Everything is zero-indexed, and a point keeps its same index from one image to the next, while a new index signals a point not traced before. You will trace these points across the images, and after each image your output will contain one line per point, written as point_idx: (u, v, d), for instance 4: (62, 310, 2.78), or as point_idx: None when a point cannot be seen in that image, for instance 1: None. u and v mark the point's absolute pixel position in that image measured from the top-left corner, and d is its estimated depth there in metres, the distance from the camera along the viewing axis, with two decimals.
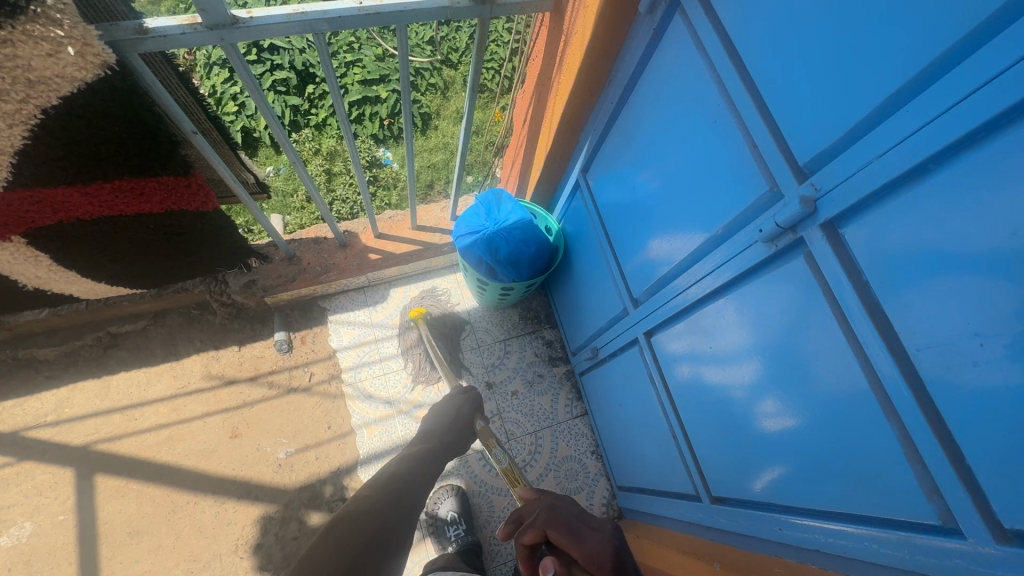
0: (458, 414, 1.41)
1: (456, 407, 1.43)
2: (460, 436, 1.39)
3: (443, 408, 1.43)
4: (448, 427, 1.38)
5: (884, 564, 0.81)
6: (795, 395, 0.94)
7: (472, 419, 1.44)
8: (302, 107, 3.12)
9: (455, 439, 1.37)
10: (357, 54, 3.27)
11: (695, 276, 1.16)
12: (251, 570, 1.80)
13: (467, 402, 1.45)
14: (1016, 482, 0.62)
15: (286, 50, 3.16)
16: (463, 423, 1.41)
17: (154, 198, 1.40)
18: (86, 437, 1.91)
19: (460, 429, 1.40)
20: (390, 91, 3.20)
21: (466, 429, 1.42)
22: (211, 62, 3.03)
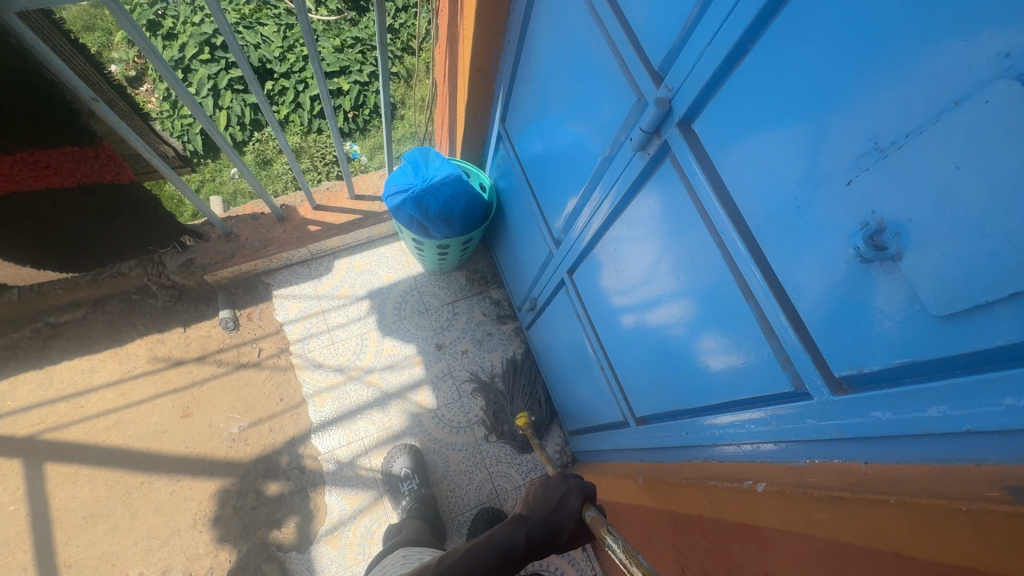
0: (561, 507, 1.01)
1: (564, 493, 1.03)
2: (555, 535, 0.99)
3: (548, 488, 1.05)
4: (538, 518, 0.99)
5: (762, 441, 0.88)
6: (684, 299, 0.99)
7: (582, 514, 1.01)
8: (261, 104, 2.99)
9: (550, 538, 0.98)
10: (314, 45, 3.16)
11: (598, 202, 1.21)
12: (210, 542, 1.82)
13: (574, 492, 1.02)
14: (837, 333, 0.68)
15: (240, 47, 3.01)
16: (569, 521, 1.00)
17: (62, 170, 1.40)
18: (31, 427, 1.90)
19: (555, 529, 0.99)
20: (351, 83, 3.11)
21: (569, 531, 1.00)
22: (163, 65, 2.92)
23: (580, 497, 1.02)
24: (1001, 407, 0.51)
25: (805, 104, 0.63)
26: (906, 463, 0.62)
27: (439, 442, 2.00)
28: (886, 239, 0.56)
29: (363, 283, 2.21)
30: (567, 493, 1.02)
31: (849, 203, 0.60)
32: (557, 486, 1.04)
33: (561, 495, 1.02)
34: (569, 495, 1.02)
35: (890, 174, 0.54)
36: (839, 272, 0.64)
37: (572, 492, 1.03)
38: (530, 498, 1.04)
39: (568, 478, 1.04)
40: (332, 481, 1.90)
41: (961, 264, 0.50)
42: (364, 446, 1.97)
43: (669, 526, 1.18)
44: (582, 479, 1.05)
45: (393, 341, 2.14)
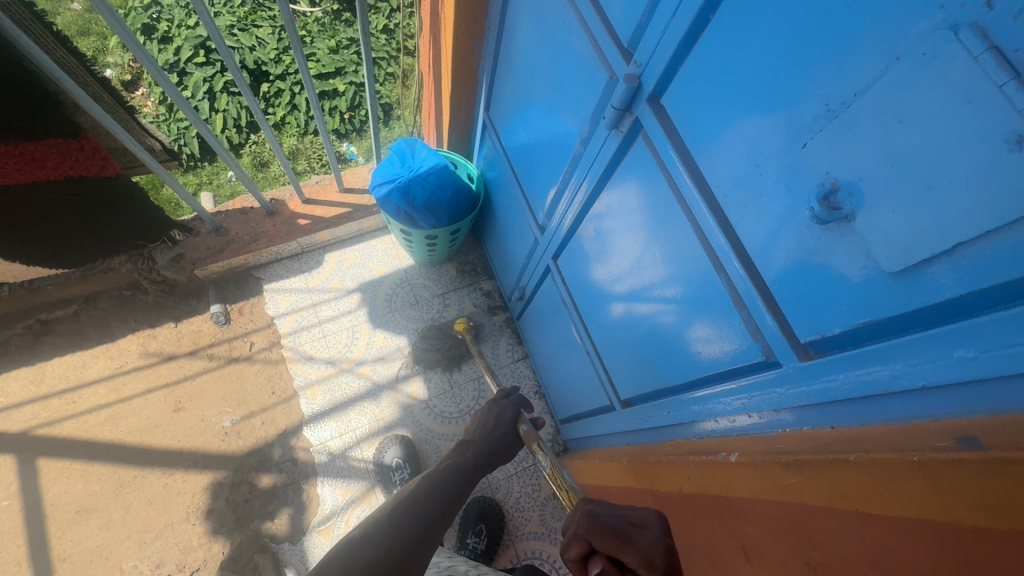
0: (499, 423, 1.29)
1: (499, 411, 1.32)
2: (501, 444, 1.25)
3: (486, 415, 1.31)
4: (487, 434, 1.26)
5: (738, 415, 0.89)
6: (662, 276, 1.00)
7: (517, 425, 1.30)
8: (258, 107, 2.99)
9: (496, 443, 1.25)
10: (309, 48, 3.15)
11: (580, 185, 1.22)
12: (204, 534, 1.83)
13: (511, 406, 1.32)
14: (801, 297, 0.69)
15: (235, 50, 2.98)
16: (507, 428, 1.29)
17: (47, 162, 1.41)
18: (24, 423, 1.91)
19: (500, 439, 1.26)
20: (347, 84, 3.09)
21: (509, 438, 1.28)
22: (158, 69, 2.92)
23: (513, 409, 1.31)
24: (953, 360, 0.52)
25: (763, 72, 0.64)
26: (869, 423, 0.63)
27: (430, 432, 2.01)
28: (841, 199, 0.57)
29: (354, 276, 2.22)
30: (502, 409, 1.32)
31: (806, 166, 0.61)
32: (493, 408, 1.32)
33: (497, 413, 1.31)
34: (505, 414, 1.30)
35: (842, 134, 0.55)
36: (801, 236, 0.65)
37: (505, 410, 1.31)
38: (474, 424, 1.30)
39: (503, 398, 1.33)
40: (324, 472, 1.91)
41: (909, 219, 0.51)
42: (356, 437, 1.97)
43: (653, 505, 1.19)
44: (514, 396, 1.35)
45: (383, 333, 2.15)
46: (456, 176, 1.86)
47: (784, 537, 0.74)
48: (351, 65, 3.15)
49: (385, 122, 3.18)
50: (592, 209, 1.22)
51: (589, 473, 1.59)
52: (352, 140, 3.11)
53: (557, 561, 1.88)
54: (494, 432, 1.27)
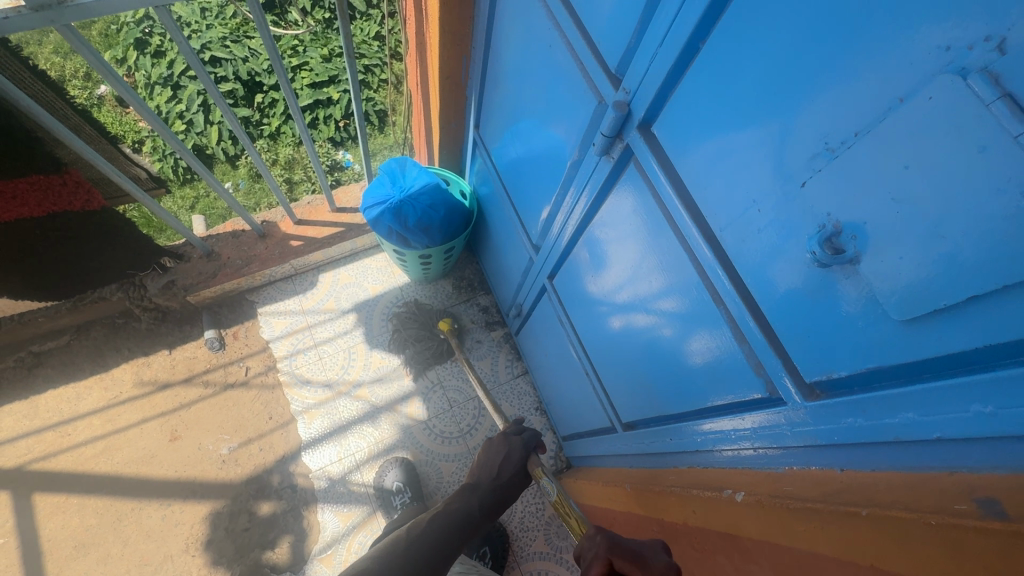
0: (506, 462, 1.24)
1: (508, 450, 1.26)
2: (504, 487, 1.20)
3: (494, 450, 1.28)
4: (492, 476, 1.21)
5: (743, 448, 0.86)
6: (661, 303, 0.97)
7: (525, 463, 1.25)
8: (253, 118, 2.97)
9: (501, 486, 1.20)
10: (303, 56, 3.13)
11: (573, 206, 1.19)
12: (204, 566, 1.80)
13: (519, 445, 1.26)
14: (804, 336, 0.66)
15: (228, 61, 2.95)
16: (515, 468, 1.24)
17: (29, 199, 1.38)
18: (19, 459, 1.88)
19: (506, 482, 1.21)
20: (342, 92, 3.08)
21: (518, 478, 1.23)
22: (152, 83, 2.91)
23: (522, 450, 1.25)
24: (969, 414, 0.49)
25: (756, 106, 0.61)
26: (881, 471, 0.60)
27: (431, 453, 1.98)
28: (843, 242, 0.54)
29: (349, 296, 2.19)
30: (511, 448, 1.26)
31: (805, 204, 0.58)
32: (502, 443, 1.28)
33: (507, 452, 1.25)
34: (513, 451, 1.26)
35: (842, 174, 0.52)
36: (803, 275, 0.62)
37: (515, 449, 1.26)
38: (481, 460, 1.26)
39: (512, 437, 1.27)
40: (324, 498, 1.88)
41: (919, 269, 0.47)
42: (356, 461, 1.94)
43: (658, 534, 1.16)
44: (524, 436, 1.28)
45: (381, 353, 2.12)
46: (449, 194, 1.84)
47: None
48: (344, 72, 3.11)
49: (379, 129, 3.16)
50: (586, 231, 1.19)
51: (593, 495, 1.56)
52: (348, 147, 3.09)
53: None
54: (502, 471, 1.22)
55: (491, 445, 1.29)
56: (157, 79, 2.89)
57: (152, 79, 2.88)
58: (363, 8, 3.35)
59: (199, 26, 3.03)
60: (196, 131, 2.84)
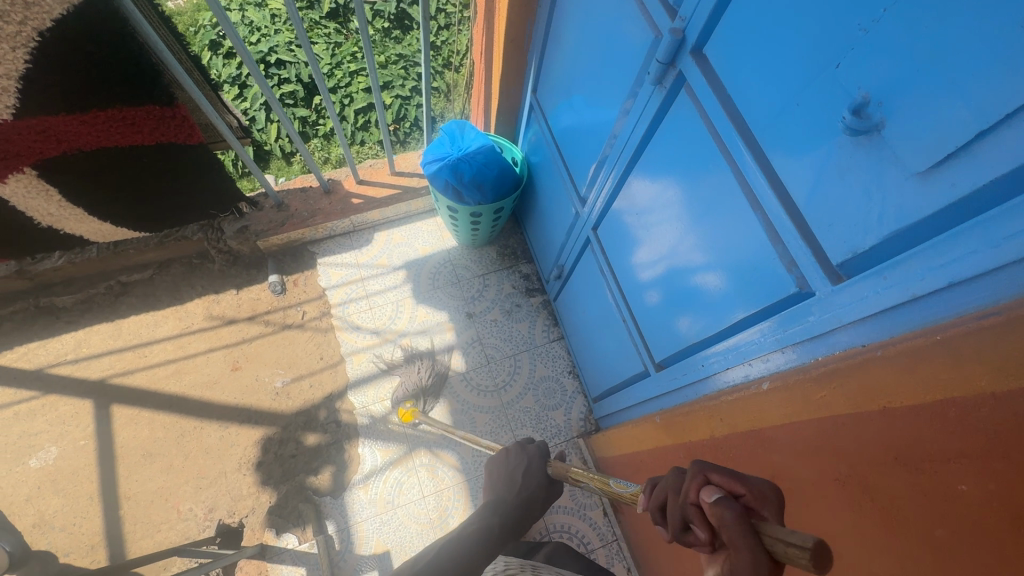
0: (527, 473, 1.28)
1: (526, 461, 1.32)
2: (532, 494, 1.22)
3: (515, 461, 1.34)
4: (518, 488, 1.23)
5: (769, 354, 0.91)
6: (709, 234, 1.03)
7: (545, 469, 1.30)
8: (310, 118, 3.14)
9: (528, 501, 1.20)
10: (360, 63, 3.29)
11: (623, 146, 1.28)
12: (253, 485, 1.95)
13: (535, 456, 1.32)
14: (833, 220, 0.73)
15: (292, 64, 3.19)
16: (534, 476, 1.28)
17: (145, 127, 1.57)
18: (102, 372, 2.10)
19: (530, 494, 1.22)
20: (394, 97, 3.21)
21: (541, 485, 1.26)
22: (222, 82, 3.13)
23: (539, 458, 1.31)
24: (970, 252, 0.55)
25: (797, 8, 0.71)
26: (888, 334, 0.66)
27: (466, 403, 2.08)
28: (871, 111, 0.63)
29: (401, 254, 2.34)
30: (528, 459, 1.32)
31: (839, 86, 0.67)
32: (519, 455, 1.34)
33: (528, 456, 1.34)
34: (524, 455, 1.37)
35: (874, 48, 0.61)
36: (835, 158, 0.70)
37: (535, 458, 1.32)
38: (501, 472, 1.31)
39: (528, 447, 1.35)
40: (365, 433, 2.02)
41: (941, 118, 0.56)
42: (396, 403, 2.07)
43: (684, 460, 1.23)
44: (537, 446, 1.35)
45: (426, 308, 2.25)
46: (502, 159, 1.97)
47: (819, 458, 0.77)
48: (397, 79, 3.25)
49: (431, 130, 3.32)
50: (636, 175, 1.28)
51: (622, 440, 1.64)
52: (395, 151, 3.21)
53: (586, 535, 1.91)
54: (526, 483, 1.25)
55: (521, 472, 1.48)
56: (226, 79, 3.12)
57: (222, 79, 3.11)
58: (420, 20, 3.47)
59: (268, 31, 3.27)
60: (257, 128, 2.99)
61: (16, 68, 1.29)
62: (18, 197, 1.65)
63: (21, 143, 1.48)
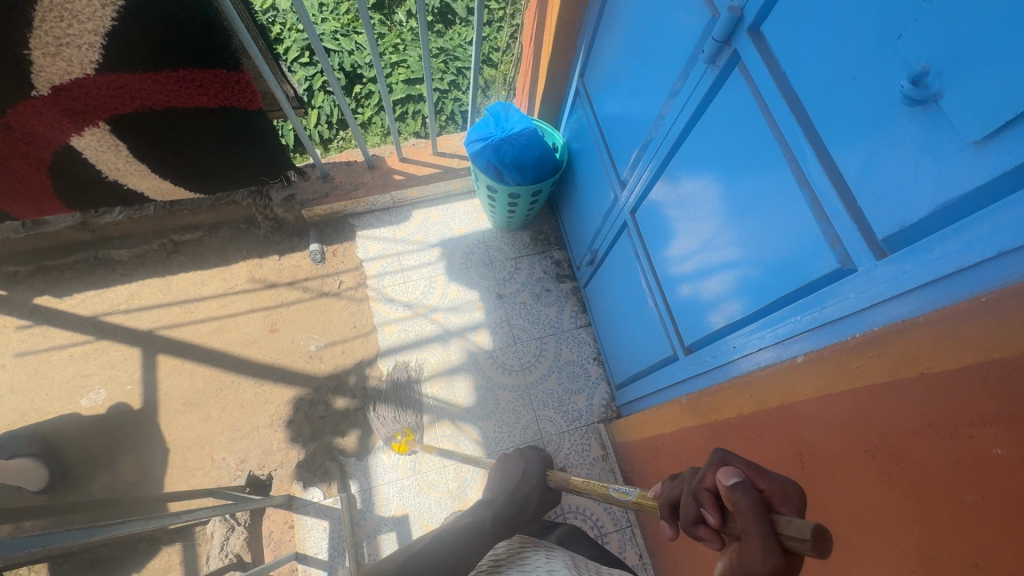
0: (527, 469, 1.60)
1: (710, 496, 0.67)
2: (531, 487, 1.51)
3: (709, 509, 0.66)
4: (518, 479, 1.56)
5: (801, 334, 0.92)
6: (747, 214, 1.05)
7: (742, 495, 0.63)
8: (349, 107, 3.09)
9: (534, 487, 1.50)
10: (402, 55, 3.28)
11: (669, 128, 1.30)
12: (284, 440, 2.04)
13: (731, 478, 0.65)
14: (883, 195, 0.74)
15: (336, 53, 3.16)
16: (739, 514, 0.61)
17: (211, 90, 1.66)
18: (150, 323, 2.22)
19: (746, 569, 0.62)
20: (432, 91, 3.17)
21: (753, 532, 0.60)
22: None
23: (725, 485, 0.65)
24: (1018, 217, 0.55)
25: None
26: (930, 305, 0.66)
27: (490, 380, 2.13)
28: (929, 82, 0.64)
29: (436, 233, 2.40)
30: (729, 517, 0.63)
31: (900, 58, 0.68)
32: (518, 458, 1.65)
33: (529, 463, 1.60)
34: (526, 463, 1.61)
35: (937, 18, 0.62)
36: (890, 132, 0.71)
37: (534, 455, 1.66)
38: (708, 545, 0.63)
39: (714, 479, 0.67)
40: (392, 400, 2.08)
41: (1002, 87, 0.56)
42: (423, 374, 2.13)
43: (708, 441, 1.24)
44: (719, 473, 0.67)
45: (458, 286, 2.30)
46: (545, 143, 1.99)
47: (853, 431, 0.78)
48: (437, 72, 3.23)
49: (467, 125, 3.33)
50: (679, 157, 1.29)
51: (646, 424, 1.66)
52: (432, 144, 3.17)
53: (601, 520, 1.93)
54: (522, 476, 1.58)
55: (749, 548, 0.58)
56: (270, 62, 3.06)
57: None
58: (463, 15, 3.46)
59: (315, 19, 3.28)
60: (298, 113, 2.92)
61: (102, 26, 1.38)
62: (91, 149, 1.77)
63: (100, 99, 1.59)
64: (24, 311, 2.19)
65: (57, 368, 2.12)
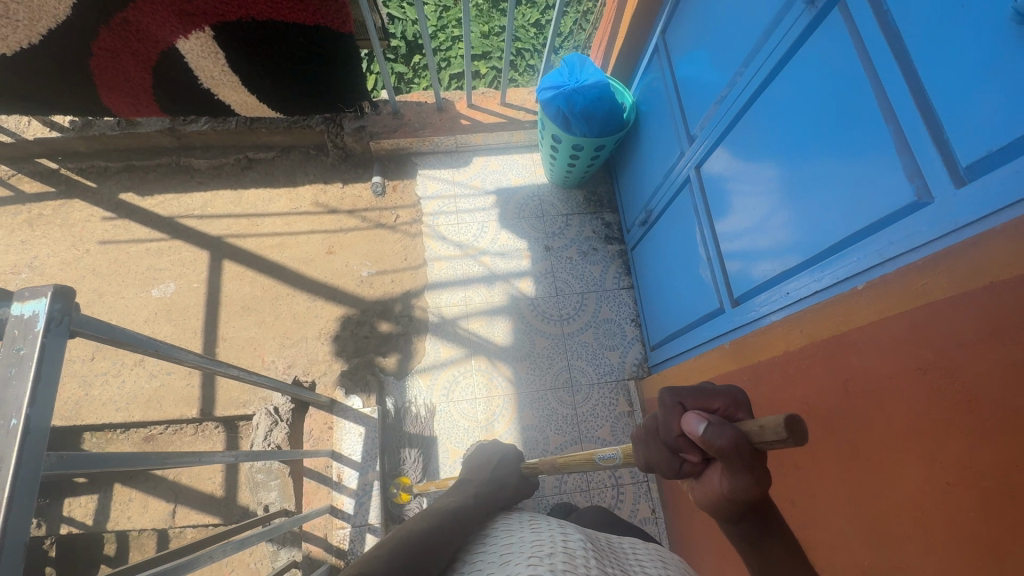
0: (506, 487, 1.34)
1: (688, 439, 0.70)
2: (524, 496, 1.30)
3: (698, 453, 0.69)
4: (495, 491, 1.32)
5: (865, 267, 0.94)
6: (822, 157, 1.07)
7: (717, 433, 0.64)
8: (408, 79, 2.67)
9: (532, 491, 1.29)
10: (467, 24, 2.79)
11: (751, 78, 1.31)
12: (329, 353, 2.16)
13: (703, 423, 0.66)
14: (973, 124, 0.76)
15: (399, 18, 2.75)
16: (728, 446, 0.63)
17: (310, 7, 1.74)
18: (220, 231, 2.37)
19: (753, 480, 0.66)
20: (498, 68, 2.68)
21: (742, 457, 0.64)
22: None
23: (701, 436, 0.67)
24: None
25: None
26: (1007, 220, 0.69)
27: (529, 325, 2.20)
28: None
29: (493, 181, 2.47)
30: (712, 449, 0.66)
31: None
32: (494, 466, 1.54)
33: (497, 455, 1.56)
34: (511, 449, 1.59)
35: None
36: (992, 59, 0.72)
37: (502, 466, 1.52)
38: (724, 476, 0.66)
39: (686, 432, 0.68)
40: (434, 330, 2.18)
41: None
42: (466, 310, 2.21)
43: (747, 382, 1.29)
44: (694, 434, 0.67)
45: (509, 234, 2.36)
46: (614, 99, 2.02)
47: (908, 350, 0.81)
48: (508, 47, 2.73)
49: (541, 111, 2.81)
50: (756, 106, 1.31)
51: (680, 377, 1.70)
52: None
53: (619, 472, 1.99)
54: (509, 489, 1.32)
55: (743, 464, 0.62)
56: None
57: None
58: None
59: None
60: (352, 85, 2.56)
61: None
62: (193, 54, 1.89)
63: (211, 3, 1.70)
64: (110, 205, 2.37)
65: (134, 259, 2.30)
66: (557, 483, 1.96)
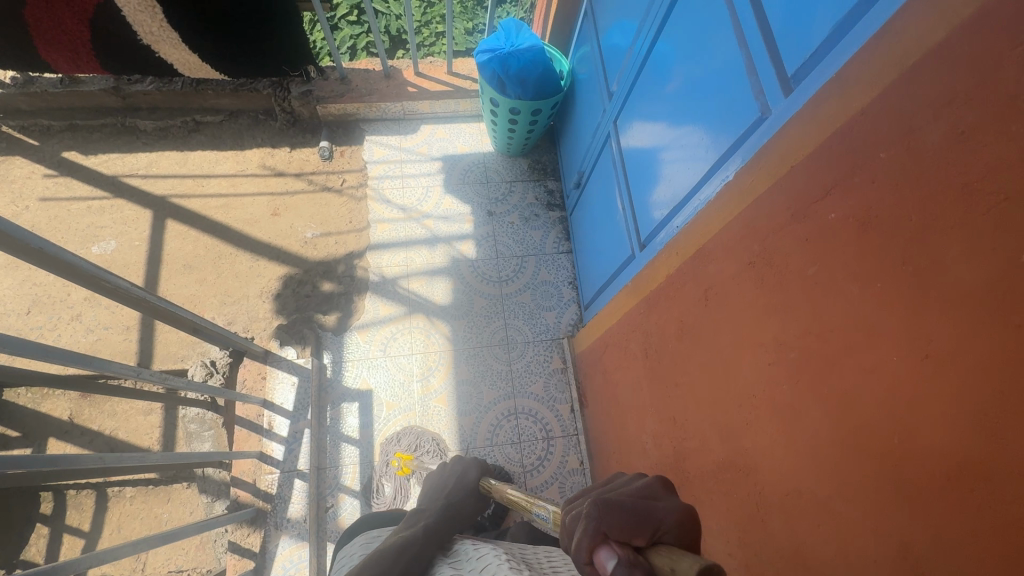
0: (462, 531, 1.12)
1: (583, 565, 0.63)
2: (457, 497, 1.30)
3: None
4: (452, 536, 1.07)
5: (723, 184, 1.01)
6: (698, 91, 1.14)
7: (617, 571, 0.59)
8: None
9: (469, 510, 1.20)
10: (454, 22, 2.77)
11: (651, 25, 1.38)
12: (269, 311, 2.18)
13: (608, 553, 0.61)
14: (794, 35, 0.83)
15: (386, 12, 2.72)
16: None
17: None
18: (164, 191, 2.38)
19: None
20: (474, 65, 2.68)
21: None
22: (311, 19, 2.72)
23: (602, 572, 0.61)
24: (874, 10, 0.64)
25: None
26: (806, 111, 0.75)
27: (468, 285, 2.25)
28: None
29: (440, 148, 2.52)
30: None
31: None
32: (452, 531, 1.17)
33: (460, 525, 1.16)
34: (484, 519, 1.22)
35: None
36: None
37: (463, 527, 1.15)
38: None
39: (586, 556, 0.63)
40: (374, 289, 2.22)
41: None
42: (406, 271, 2.26)
43: (643, 314, 1.36)
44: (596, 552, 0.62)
45: (452, 199, 2.42)
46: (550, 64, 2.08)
47: (743, 247, 0.88)
48: None
49: None
50: (654, 55, 1.38)
51: (600, 325, 1.76)
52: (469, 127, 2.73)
53: (549, 423, 2.05)
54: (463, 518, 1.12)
55: None
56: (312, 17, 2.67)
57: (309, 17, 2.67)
58: None
59: None
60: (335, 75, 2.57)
61: None
62: (129, 7, 1.86)
63: None
64: (53, 162, 2.37)
65: (75, 217, 2.30)
66: (488, 435, 2.01)
